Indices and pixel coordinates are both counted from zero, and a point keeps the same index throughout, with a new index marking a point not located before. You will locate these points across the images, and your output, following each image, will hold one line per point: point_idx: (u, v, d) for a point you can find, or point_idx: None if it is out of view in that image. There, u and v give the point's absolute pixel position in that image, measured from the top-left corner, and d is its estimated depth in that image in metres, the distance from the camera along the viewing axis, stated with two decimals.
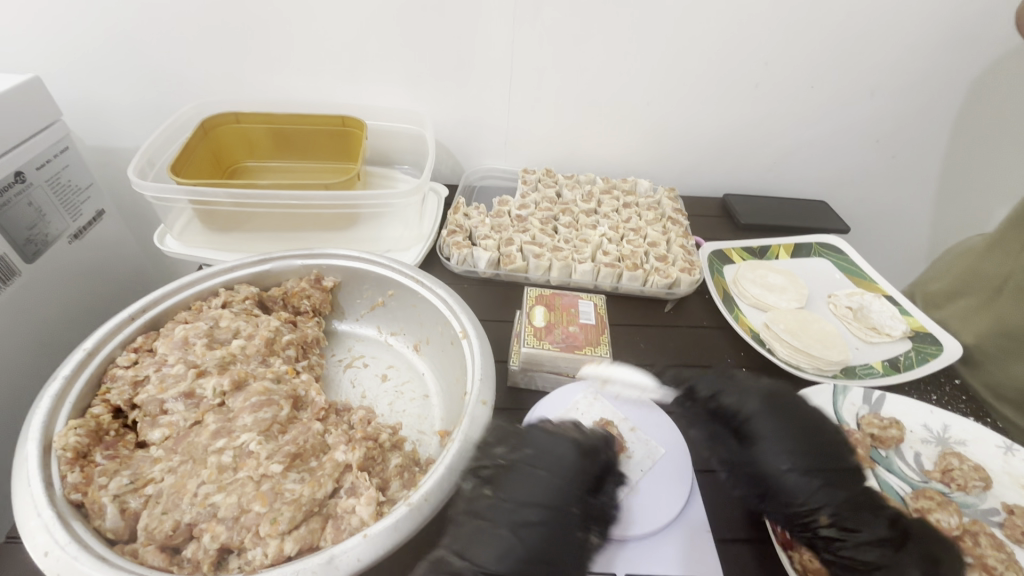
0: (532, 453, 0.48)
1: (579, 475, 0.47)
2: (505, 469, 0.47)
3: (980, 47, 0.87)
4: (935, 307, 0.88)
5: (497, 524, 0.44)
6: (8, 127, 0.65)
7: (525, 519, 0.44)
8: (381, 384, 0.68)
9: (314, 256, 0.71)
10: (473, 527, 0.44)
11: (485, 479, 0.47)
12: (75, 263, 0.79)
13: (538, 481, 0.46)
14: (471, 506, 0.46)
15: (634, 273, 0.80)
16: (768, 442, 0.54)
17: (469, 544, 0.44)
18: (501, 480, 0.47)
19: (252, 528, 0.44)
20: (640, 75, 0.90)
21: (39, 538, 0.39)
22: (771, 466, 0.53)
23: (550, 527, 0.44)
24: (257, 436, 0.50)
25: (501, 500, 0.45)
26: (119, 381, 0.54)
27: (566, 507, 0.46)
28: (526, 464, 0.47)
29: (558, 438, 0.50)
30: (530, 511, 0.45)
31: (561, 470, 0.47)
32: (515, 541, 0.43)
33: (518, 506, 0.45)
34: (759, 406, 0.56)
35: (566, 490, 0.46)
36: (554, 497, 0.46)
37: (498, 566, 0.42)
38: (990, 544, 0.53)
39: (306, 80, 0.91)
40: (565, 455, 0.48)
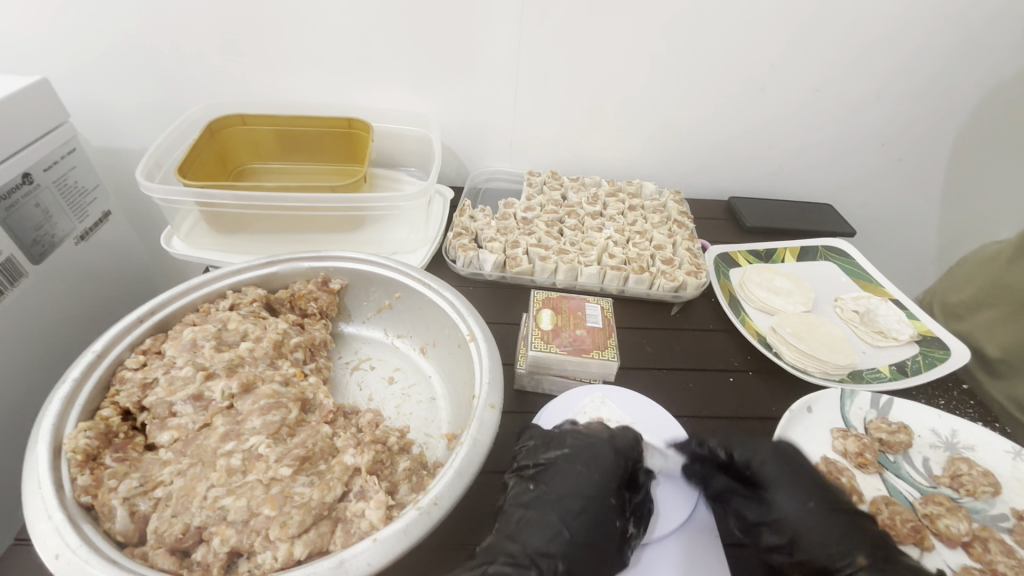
0: (570, 453, 0.52)
1: (614, 471, 0.51)
2: (544, 468, 0.52)
3: (988, 51, 0.86)
4: (957, 320, 0.88)
5: (542, 513, 0.48)
6: (17, 129, 0.65)
7: (567, 508, 0.48)
8: (387, 387, 0.68)
9: (321, 258, 0.71)
10: (519, 516, 0.48)
11: (529, 477, 0.52)
12: (82, 265, 0.79)
13: (578, 475, 0.50)
14: (517, 500, 0.50)
15: (640, 277, 0.79)
16: (789, 489, 0.52)
17: (517, 531, 0.47)
18: (543, 477, 0.51)
19: (262, 531, 0.44)
20: (646, 78, 0.90)
21: (51, 541, 0.39)
22: (800, 513, 0.51)
23: (592, 515, 0.48)
24: (266, 439, 0.50)
25: (544, 494, 0.49)
26: (128, 383, 0.54)
27: (604, 498, 0.49)
28: (564, 462, 0.52)
29: (592, 438, 0.54)
30: (571, 501, 0.48)
31: (598, 466, 0.51)
32: (561, 527, 0.47)
33: (560, 498, 0.49)
34: (769, 453, 0.55)
35: (604, 482, 0.50)
36: (593, 488, 0.50)
37: (550, 548, 0.45)
38: (999, 550, 0.53)
39: (312, 82, 0.91)
40: (601, 453, 0.52)
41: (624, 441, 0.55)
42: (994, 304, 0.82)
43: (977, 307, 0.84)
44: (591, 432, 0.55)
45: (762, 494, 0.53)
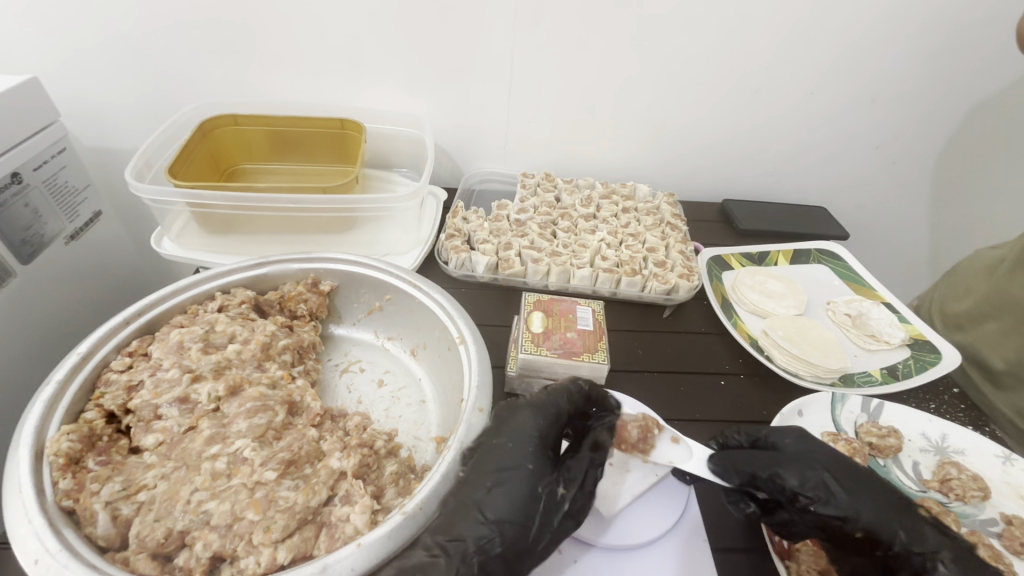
0: (491, 426, 0.52)
1: (533, 438, 0.51)
2: (475, 449, 0.50)
3: (981, 55, 0.87)
4: (958, 328, 0.87)
5: (458, 496, 0.46)
6: (5, 128, 0.64)
7: (485, 485, 0.46)
8: (377, 390, 0.68)
9: (311, 259, 0.71)
10: (443, 502, 0.46)
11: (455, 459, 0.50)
12: (71, 265, 0.78)
13: (497, 448, 0.49)
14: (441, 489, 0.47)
15: (633, 279, 0.79)
16: (838, 465, 0.51)
17: (445, 518, 0.45)
18: (471, 458, 0.49)
19: (246, 536, 0.43)
20: (640, 80, 0.90)
21: (30, 546, 0.39)
22: (853, 486, 0.50)
23: (508, 488, 0.46)
24: (251, 442, 0.49)
25: (470, 474, 0.48)
26: (113, 386, 0.53)
27: (521, 465, 0.48)
28: (485, 437, 0.51)
29: (514, 407, 0.53)
30: (487, 476, 0.47)
31: (516, 434, 0.50)
32: (476, 507, 0.45)
33: (478, 475, 0.47)
34: (814, 439, 0.55)
35: (520, 450, 0.49)
36: (510, 459, 0.48)
37: (462, 530, 0.44)
38: (988, 555, 0.53)
39: (305, 83, 0.91)
40: (517, 423, 0.51)
41: (551, 402, 0.54)
42: (995, 313, 0.81)
43: (975, 314, 0.84)
44: (515, 402, 0.54)
45: (813, 465, 0.51)
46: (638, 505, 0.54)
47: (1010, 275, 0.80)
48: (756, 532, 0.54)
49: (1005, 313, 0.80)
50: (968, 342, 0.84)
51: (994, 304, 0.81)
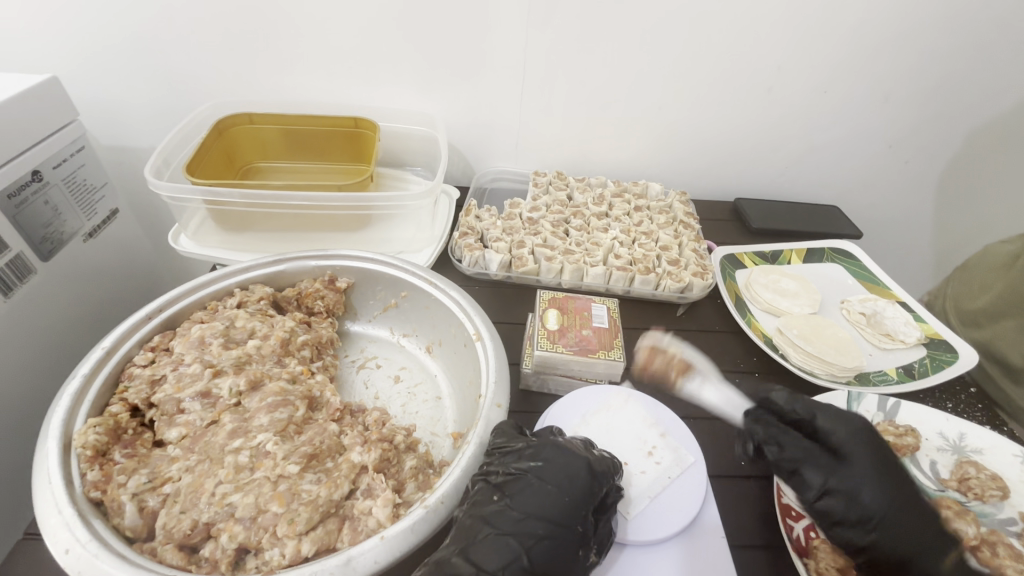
0: (543, 466, 0.46)
1: (587, 496, 0.45)
2: (515, 479, 0.46)
3: (997, 53, 0.86)
4: (974, 327, 0.86)
5: (502, 532, 0.42)
6: (27, 126, 0.65)
7: (531, 531, 0.43)
8: (393, 386, 0.69)
9: (328, 256, 0.71)
10: (483, 533, 0.43)
11: (495, 486, 0.46)
12: (91, 262, 0.80)
13: (548, 494, 0.44)
14: (480, 511, 0.44)
15: (647, 277, 0.79)
16: (876, 474, 0.49)
17: (472, 545, 0.42)
18: (510, 489, 0.45)
19: (270, 528, 0.44)
20: (653, 78, 0.90)
21: (60, 536, 0.40)
22: (885, 501, 0.48)
23: (555, 543, 0.42)
24: (273, 436, 0.50)
25: (508, 508, 0.44)
26: (136, 380, 0.54)
27: (571, 525, 0.44)
28: (537, 476, 0.46)
29: (571, 453, 0.47)
30: (534, 524, 0.43)
31: (571, 487, 0.45)
32: (520, 552, 0.42)
33: (525, 517, 0.43)
34: (863, 435, 0.52)
35: (574, 508, 0.44)
36: (563, 513, 0.44)
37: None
38: (1008, 554, 0.52)
39: (318, 82, 0.92)
40: (576, 471, 0.46)
41: (603, 459, 0.49)
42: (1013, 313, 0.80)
43: (995, 315, 0.83)
44: (571, 447, 0.48)
45: (855, 475, 0.50)
46: (655, 504, 0.53)
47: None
48: (773, 529, 0.54)
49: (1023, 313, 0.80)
50: (986, 341, 0.83)
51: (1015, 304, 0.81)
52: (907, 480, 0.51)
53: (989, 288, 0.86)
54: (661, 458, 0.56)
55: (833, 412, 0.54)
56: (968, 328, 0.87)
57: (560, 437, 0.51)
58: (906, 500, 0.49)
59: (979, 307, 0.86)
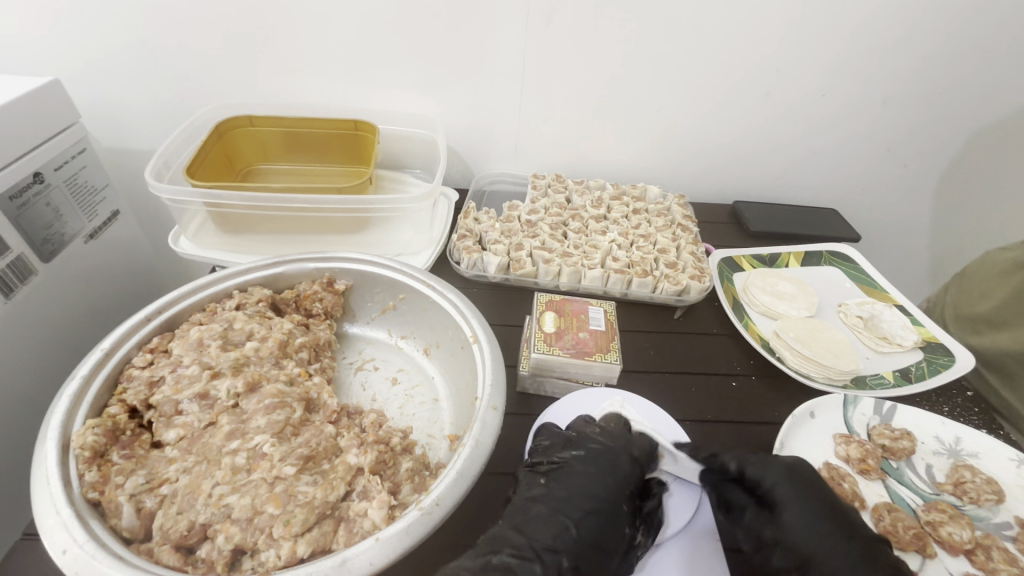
0: (588, 453, 0.53)
1: (628, 478, 0.52)
2: (559, 464, 0.53)
3: (995, 57, 0.86)
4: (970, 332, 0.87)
5: (554, 509, 0.49)
6: (28, 129, 0.66)
7: (578, 509, 0.49)
8: (391, 388, 0.69)
9: (327, 259, 0.72)
10: (535, 511, 0.48)
11: (541, 471, 0.52)
12: (91, 264, 0.80)
13: (593, 478, 0.51)
14: (529, 493, 0.51)
15: (644, 280, 0.79)
16: (802, 513, 0.49)
17: (526, 522, 0.48)
18: (556, 473, 0.52)
19: (266, 529, 0.44)
20: (651, 82, 0.90)
21: (58, 537, 0.40)
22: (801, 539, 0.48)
23: (601, 518, 0.49)
24: (270, 438, 0.50)
25: (555, 489, 0.50)
26: (135, 381, 0.54)
27: (616, 503, 0.50)
28: (580, 462, 0.52)
29: (611, 443, 0.54)
30: (581, 502, 0.50)
31: (613, 471, 0.52)
32: (570, 524, 0.48)
33: (572, 496, 0.50)
34: (786, 476, 0.51)
35: (617, 488, 0.51)
36: (609, 494, 0.51)
37: (556, 544, 0.46)
38: (1002, 559, 0.53)
39: (319, 84, 0.92)
40: (618, 457, 0.53)
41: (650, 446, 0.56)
42: None
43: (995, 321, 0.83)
44: (613, 436, 0.55)
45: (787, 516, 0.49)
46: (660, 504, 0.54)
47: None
48: None
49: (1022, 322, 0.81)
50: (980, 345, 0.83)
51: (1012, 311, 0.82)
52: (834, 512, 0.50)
53: (987, 293, 0.86)
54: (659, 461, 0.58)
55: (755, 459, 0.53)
56: (967, 333, 0.88)
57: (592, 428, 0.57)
58: (835, 528, 0.48)
59: (979, 312, 0.86)
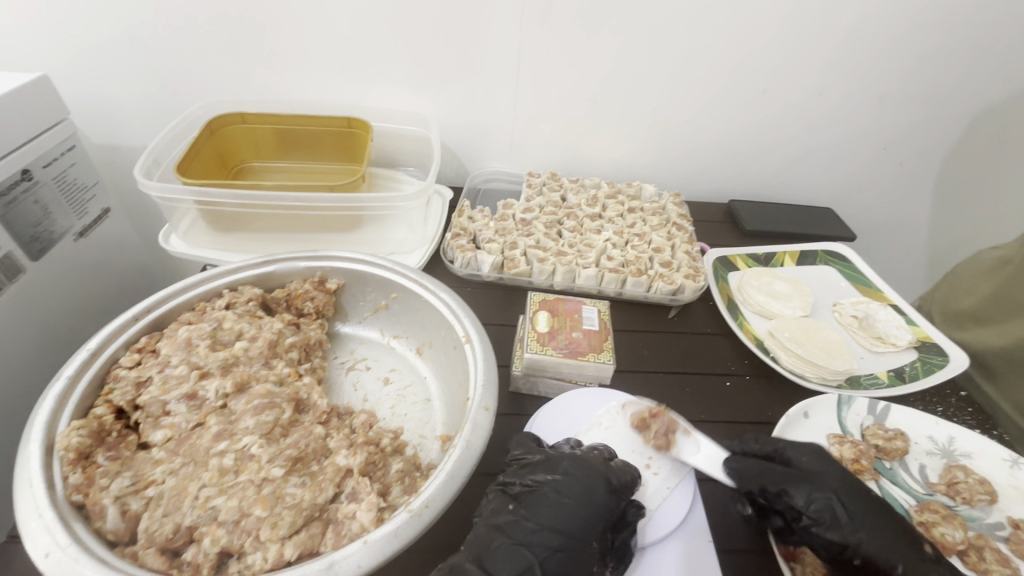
0: (562, 479, 0.49)
1: (604, 510, 0.47)
2: (531, 490, 0.48)
3: (990, 56, 0.86)
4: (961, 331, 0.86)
5: (518, 542, 0.45)
6: (15, 125, 0.65)
7: (544, 543, 0.45)
8: (382, 388, 0.68)
9: (318, 258, 0.71)
10: (498, 542, 0.45)
11: (512, 496, 0.49)
12: (80, 262, 0.79)
13: (565, 509, 0.47)
14: (495, 522, 0.47)
15: (638, 279, 0.79)
16: (845, 485, 0.53)
17: (488, 555, 0.44)
18: (526, 499, 0.48)
19: (252, 532, 0.43)
20: (646, 79, 0.90)
21: (41, 540, 0.39)
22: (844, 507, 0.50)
23: (568, 554, 0.45)
24: (258, 439, 0.50)
25: (523, 519, 0.46)
26: (122, 382, 0.54)
27: (586, 539, 0.46)
28: (552, 490, 0.48)
29: (590, 469, 0.50)
30: (548, 536, 0.45)
31: (588, 502, 0.47)
32: (534, 562, 0.44)
33: (541, 529, 0.46)
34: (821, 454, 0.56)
35: (591, 522, 0.47)
36: (581, 526, 0.46)
37: None
38: (995, 559, 0.53)
39: (312, 80, 0.91)
40: (595, 486, 0.48)
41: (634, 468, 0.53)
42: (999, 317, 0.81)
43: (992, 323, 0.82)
44: (593, 461, 0.51)
45: (825, 488, 0.52)
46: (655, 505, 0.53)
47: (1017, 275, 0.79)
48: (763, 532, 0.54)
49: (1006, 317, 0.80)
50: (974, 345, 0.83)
51: (996, 305, 0.81)
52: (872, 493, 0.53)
53: (975, 288, 0.86)
54: (659, 469, 0.57)
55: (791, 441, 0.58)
56: (952, 327, 0.87)
57: (580, 449, 0.53)
58: (875, 502, 0.52)
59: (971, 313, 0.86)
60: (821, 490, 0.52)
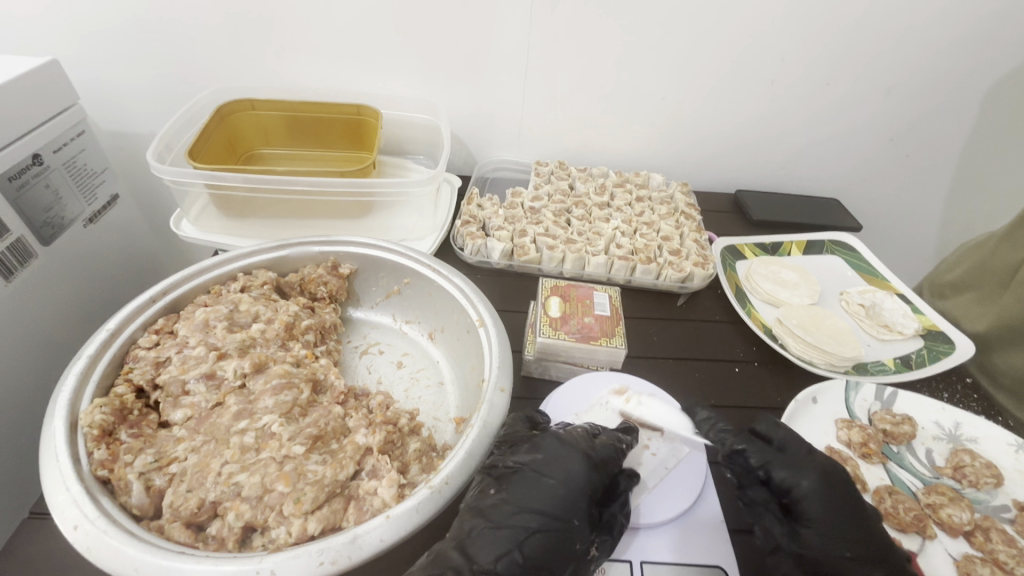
0: (543, 459, 0.48)
1: (585, 488, 0.46)
2: (512, 472, 0.47)
3: (998, 47, 0.86)
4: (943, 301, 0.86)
5: (497, 525, 0.43)
6: (26, 109, 0.65)
7: (524, 524, 0.43)
8: (396, 371, 0.69)
9: (332, 242, 0.71)
10: (477, 527, 0.43)
11: (495, 479, 0.47)
12: (92, 248, 0.79)
13: (546, 487, 0.45)
14: (477, 505, 0.45)
15: (648, 267, 0.79)
16: (827, 526, 0.47)
17: (471, 540, 0.43)
18: (508, 481, 0.46)
19: (276, 507, 0.44)
20: (653, 70, 0.90)
21: (69, 512, 0.40)
22: (825, 552, 0.47)
23: (549, 535, 0.43)
24: (278, 418, 0.50)
25: (505, 501, 0.45)
26: (141, 362, 0.54)
27: (569, 518, 0.44)
28: (533, 470, 0.46)
29: (571, 447, 0.48)
30: (528, 517, 0.43)
31: (569, 481, 0.46)
32: (513, 546, 0.42)
33: (519, 510, 0.44)
34: (816, 486, 0.49)
35: (572, 500, 0.45)
36: (560, 508, 0.44)
37: (496, 567, 0.41)
38: (1001, 540, 0.54)
39: (321, 67, 0.91)
40: (574, 465, 0.47)
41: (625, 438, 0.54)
42: (980, 291, 0.80)
43: (967, 295, 0.82)
44: (576, 439, 0.50)
45: (807, 530, 0.48)
46: (658, 490, 0.54)
47: (995, 249, 0.78)
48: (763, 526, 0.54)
49: (984, 286, 0.79)
50: None
51: (977, 277, 0.81)
52: (864, 526, 0.48)
53: (959, 264, 0.86)
54: (657, 451, 0.57)
55: (786, 461, 0.51)
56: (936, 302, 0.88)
57: (562, 428, 0.51)
58: (859, 544, 0.47)
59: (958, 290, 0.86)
60: (801, 533, 0.48)
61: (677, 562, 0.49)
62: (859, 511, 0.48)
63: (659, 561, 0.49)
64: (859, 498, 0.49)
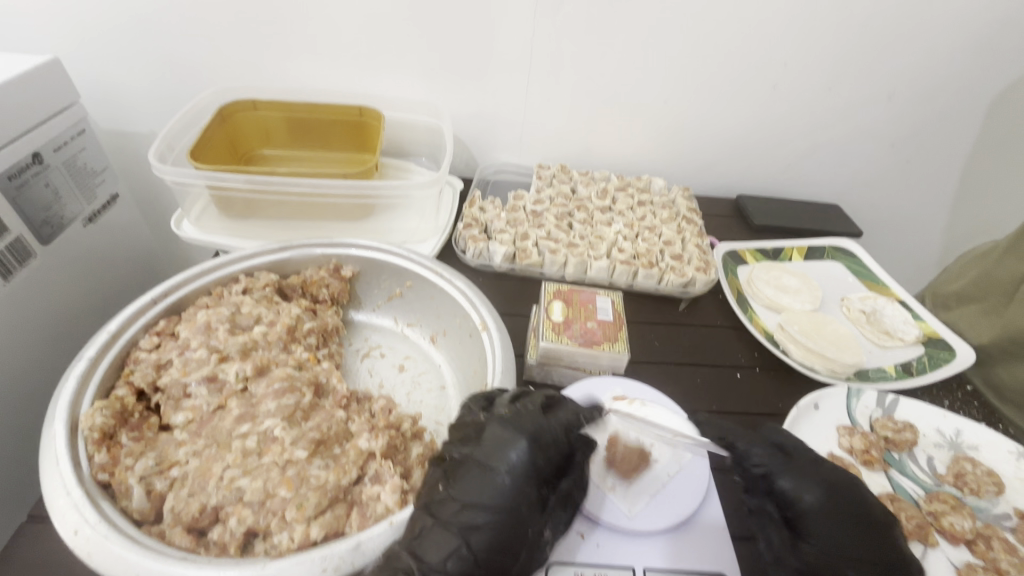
0: (487, 446, 0.45)
1: (529, 477, 0.43)
2: (460, 464, 0.45)
3: (1000, 56, 0.86)
4: (944, 309, 0.87)
5: (447, 523, 0.41)
6: (26, 108, 0.64)
7: (471, 520, 0.41)
8: (397, 374, 0.69)
9: (334, 245, 0.71)
10: (427, 526, 0.41)
11: (444, 475, 0.45)
12: (91, 248, 0.79)
13: (489, 480, 0.43)
14: (425, 501, 0.43)
15: (650, 271, 0.79)
16: (830, 542, 0.47)
17: (423, 541, 0.41)
18: (456, 476, 0.44)
19: (278, 512, 0.44)
20: (657, 75, 0.90)
21: (69, 517, 0.40)
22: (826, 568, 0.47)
23: (497, 528, 0.41)
24: (280, 422, 0.50)
25: (452, 497, 0.43)
26: (142, 364, 0.54)
27: (514, 507, 0.42)
28: (479, 462, 0.44)
29: (515, 430, 0.45)
30: (474, 513, 0.42)
31: (511, 469, 0.43)
32: (461, 542, 0.40)
33: (464, 507, 0.42)
34: (821, 500, 0.49)
35: (516, 490, 0.43)
36: (505, 499, 0.42)
37: (446, 566, 0.40)
38: (1002, 548, 0.54)
39: (324, 69, 0.91)
40: (513, 453, 0.44)
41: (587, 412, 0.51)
42: (982, 301, 0.80)
43: (969, 305, 0.82)
44: (521, 417, 0.47)
45: (810, 543, 0.48)
46: (658, 497, 0.53)
47: (999, 260, 0.78)
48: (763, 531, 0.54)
49: (985, 294, 0.80)
50: None
51: (978, 286, 0.81)
52: (873, 541, 0.47)
53: (962, 274, 0.86)
54: (660, 455, 0.56)
55: (794, 471, 0.50)
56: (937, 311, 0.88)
57: (506, 408, 0.48)
58: (861, 564, 0.46)
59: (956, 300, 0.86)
60: (803, 546, 0.48)
61: (672, 569, 0.49)
62: (863, 526, 0.48)
63: (658, 567, 0.49)
64: (869, 512, 0.49)
